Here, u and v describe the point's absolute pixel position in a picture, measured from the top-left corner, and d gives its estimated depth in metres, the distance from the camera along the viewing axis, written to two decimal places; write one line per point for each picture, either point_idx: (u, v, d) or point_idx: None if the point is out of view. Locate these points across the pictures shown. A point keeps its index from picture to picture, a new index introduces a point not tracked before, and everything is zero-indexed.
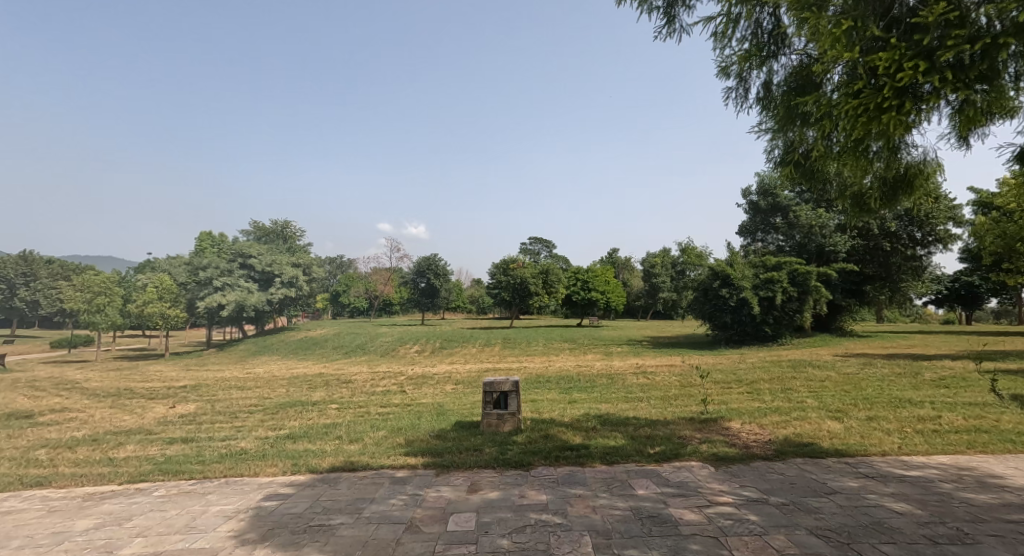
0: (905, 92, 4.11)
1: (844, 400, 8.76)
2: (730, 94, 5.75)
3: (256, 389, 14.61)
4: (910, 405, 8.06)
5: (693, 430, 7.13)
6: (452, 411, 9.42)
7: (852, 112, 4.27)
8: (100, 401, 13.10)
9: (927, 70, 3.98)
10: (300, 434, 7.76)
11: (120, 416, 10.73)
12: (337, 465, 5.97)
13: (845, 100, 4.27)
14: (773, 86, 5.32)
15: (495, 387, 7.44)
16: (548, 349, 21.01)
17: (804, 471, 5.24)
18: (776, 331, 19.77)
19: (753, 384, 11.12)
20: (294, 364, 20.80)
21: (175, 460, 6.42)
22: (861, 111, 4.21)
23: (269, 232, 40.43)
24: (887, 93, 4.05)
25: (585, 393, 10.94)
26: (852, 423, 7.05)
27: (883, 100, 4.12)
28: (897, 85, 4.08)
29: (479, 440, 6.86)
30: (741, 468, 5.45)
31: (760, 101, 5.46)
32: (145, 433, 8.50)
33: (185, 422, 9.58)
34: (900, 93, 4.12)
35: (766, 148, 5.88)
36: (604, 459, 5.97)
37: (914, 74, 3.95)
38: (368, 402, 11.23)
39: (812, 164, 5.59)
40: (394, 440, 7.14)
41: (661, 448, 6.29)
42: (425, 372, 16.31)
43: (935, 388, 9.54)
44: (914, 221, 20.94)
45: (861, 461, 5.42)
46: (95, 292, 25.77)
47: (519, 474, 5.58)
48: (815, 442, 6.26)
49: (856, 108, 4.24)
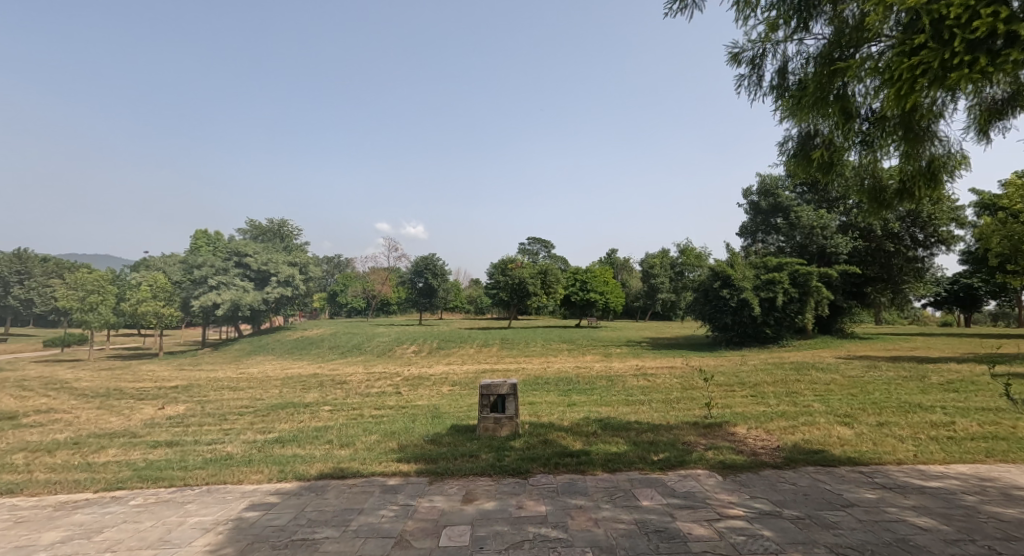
0: (976, 47, 3.68)
1: (851, 404, 8.50)
2: (740, 83, 5.42)
3: (249, 390, 14.34)
4: (921, 411, 7.79)
5: (698, 436, 6.86)
6: (447, 413, 9.16)
7: (909, 73, 3.84)
8: (88, 402, 12.83)
9: (1006, 18, 3.54)
10: (290, 438, 7.47)
11: (106, 418, 10.43)
12: (325, 471, 5.69)
13: (902, 59, 3.84)
14: (789, 73, 5.02)
15: (491, 391, 7.17)
16: (546, 350, 20.75)
17: (817, 481, 4.98)
18: (777, 332, 19.54)
19: (756, 386, 10.87)
20: (289, 364, 20.50)
21: (156, 465, 6.13)
22: (920, 71, 3.80)
23: (265, 231, 40.12)
24: (957, 46, 3.62)
25: (584, 396, 10.69)
26: (863, 429, 6.79)
27: (950, 56, 3.70)
28: (968, 39, 3.65)
29: (475, 446, 6.59)
30: (750, 476, 5.17)
31: (774, 89, 5.13)
32: (130, 436, 8.22)
33: (172, 424, 9.29)
34: (970, 48, 3.70)
35: (779, 142, 5.51)
36: (606, 466, 5.69)
37: (992, 24, 3.52)
38: (362, 404, 10.97)
39: (831, 158, 5.25)
40: (387, 445, 6.86)
41: (665, 454, 6.02)
42: (422, 373, 16.03)
43: (944, 393, 9.28)
44: (917, 222, 20.70)
45: (876, 471, 5.15)
46: (89, 290, 25.45)
47: (517, 483, 5.31)
48: (827, 449, 6.00)
49: (915, 68, 3.82)
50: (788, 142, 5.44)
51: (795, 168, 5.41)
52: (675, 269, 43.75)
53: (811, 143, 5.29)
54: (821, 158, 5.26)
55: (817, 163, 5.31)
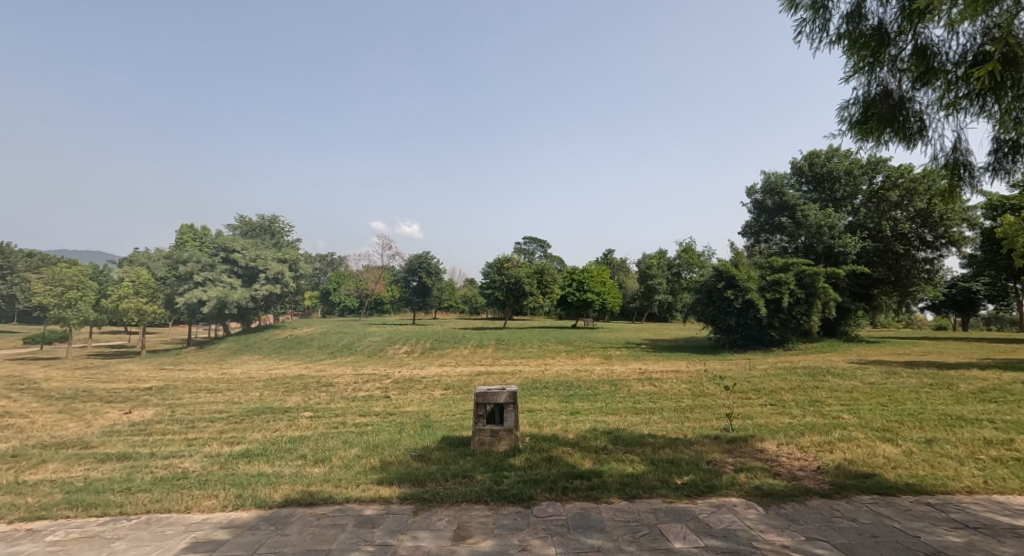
0: None
1: (887, 416, 7.65)
2: (806, 30, 4.69)
3: (228, 393, 13.36)
4: (969, 426, 6.94)
5: (723, 453, 6.01)
6: (438, 422, 8.25)
7: None
8: (50, 404, 11.88)
9: None
10: (258, 453, 6.55)
11: (63, 424, 9.47)
12: (291, 496, 4.81)
13: None
14: (864, 15, 4.23)
15: (488, 399, 6.28)
16: (543, 352, 19.89)
17: (881, 516, 4.18)
18: (782, 335, 18.70)
19: (773, 394, 10.02)
20: (274, 365, 19.47)
21: (94, 486, 5.20)
22: None
23: (255, 227, 38.94)
24: None
25: (588, 402, 9.83)
26: (912, 447, 5.96)
27: None
28: None
29: (469, 463, 5.71)
30: (798, 509, 4.33)
31: (844, 35, 4.34)
32: (81, 447, 7.29)
33: (133, 433, 8.33)
34: None
35: (846, 106, 4.62)
36: (623, 492, 4.84)
37: None
38: (346, 410, 10.05)
39: (911, 120, 4.33)
40: (367, 462, 5.97)
41: (691, 477, 5.17)
42: (413, 375, 15.09)
43: (983, 404, 8.44)
44: (927, 223, 19.90)
45: (948, 504, 4.34)
46: (67, 286, 24.37)
47: (519, 514, 4.46)
48: (878, 473, 5.16)
49: None
50: (852, 105, 4.56)
51: (862, 133, 4.47)
52: (672, 270, 43.09)
53: (889, 103, 4.37)
54: (898, 122, 4.35)
55: (892, 129, 4.39)
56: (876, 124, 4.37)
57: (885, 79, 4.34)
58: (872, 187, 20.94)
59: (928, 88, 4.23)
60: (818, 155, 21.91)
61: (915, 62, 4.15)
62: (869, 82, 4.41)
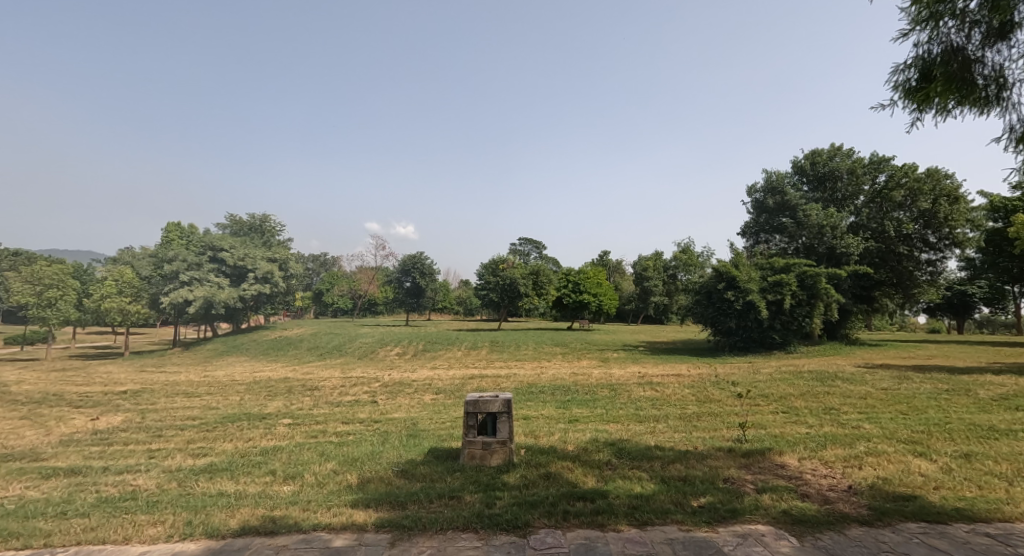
0: None
1: (910, 426, 7.07)
2: None
3: (207, 397, 12.65)
4: (1004, 438, 6.37)
5: (740, 469, 5.40)
6: (426, 430, 7.62)
7: None
8: (13, 410, 11.10)
9: None
10: (222, 467, 5.86)
11: (20, 432, 8.72)
12: (249, 523, 4.15)
13: None
14: None
15: (479, 408, 5.62)
16: (539, 354, 19.28)
17: (937, 551, 3.62)
18: (784, 338, 18.09)
19: (782, 401, 9.43)
20: (259, 367, 18.75)
21: (24, 510, 4.53)
22: None
23: (245, 226, 38.15)
24: None
25: (586, 409, 9.19)
26: (949, 463, 5.37)
27: None
28: None
29: (457, 482, 5.06)
30: (838, 542, 3.76)
31: None
32: (30, 460, 6.60)
33: (93, 443, 7.62)
34: None
35: (903, 69, 4.15)
36: (634, 517, 4.22)
37: None
38: (328, 417, 9.38)
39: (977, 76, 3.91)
40: (344, 480, 5.31)
41: (709, 499, 4.56)
42: (402, 379, 14.42)
43: (1010, 413, 7.86)
44: (930, 223, 19.40)
45: (1011, 536, 3.78)
46: (47, 284, 23.49)
47: (514, 546, 3.85)
48: (921, 494, 4.55)
49: None
50: (909, 70, 4.12)
51: (926, 97, 4.02)
52: (668, 272, 42.66)
53: (953, 60, 3.93)
54: (965, 81, 3.92)
55: (962, 89, 3.94)
56: (943, 85, 3.92)
57: (949, 33, 3.91)
58: (876, 187, 20.40)
59: (1001, 43, 3.82)
60: (819, 154, 21.44)
61: (988, 14, 3.72)
62: (931, 39, 3.97)
